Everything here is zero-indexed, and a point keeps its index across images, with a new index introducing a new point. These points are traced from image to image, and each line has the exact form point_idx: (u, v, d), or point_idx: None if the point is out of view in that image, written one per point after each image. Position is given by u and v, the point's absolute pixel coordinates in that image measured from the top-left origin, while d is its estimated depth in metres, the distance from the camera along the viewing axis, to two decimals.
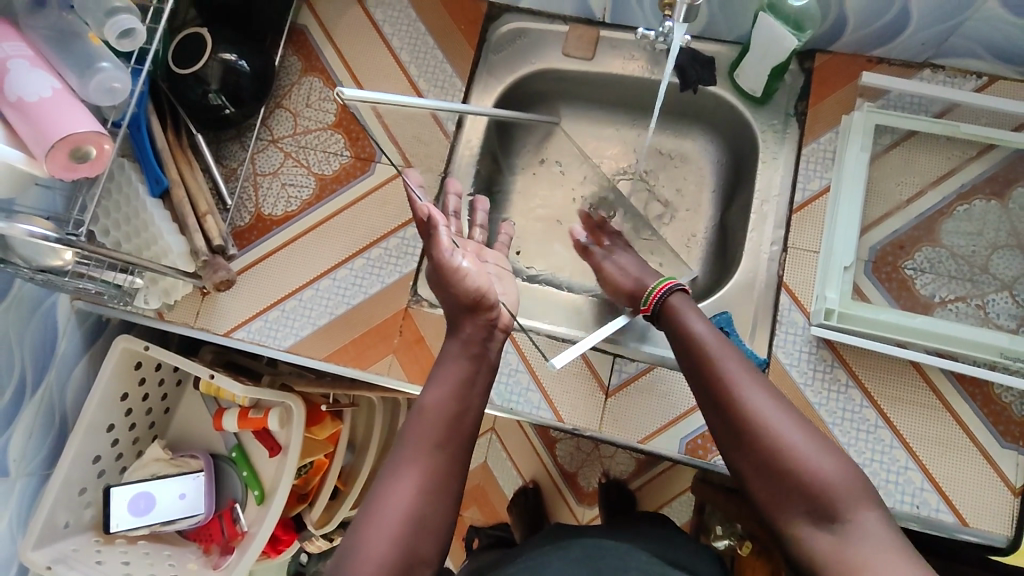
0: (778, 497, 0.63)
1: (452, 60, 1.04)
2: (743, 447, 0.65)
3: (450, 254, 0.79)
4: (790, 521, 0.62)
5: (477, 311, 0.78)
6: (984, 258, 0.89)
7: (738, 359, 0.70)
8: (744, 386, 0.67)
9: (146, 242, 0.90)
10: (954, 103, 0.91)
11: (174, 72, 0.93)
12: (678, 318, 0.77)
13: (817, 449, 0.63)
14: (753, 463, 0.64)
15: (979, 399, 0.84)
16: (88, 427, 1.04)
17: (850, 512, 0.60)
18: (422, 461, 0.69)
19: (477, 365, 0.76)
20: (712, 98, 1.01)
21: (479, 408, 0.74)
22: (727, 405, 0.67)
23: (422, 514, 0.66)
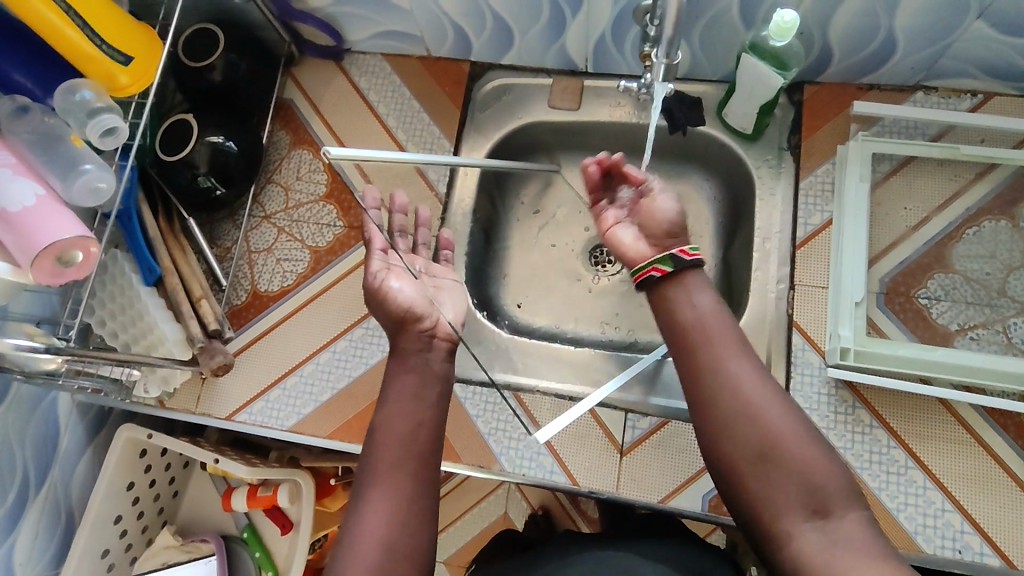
0: (768, 491, 0.66)
1: (438, 121, 1.04)
2: (741, 436, 0.68)
3: (373, 276, 0.86)
4: (780, 515, 0.65)
5: (408, 324, 0.84)
6: (1001, 281, 0.85)
7: (743, 356, 0.73)
8: (751, 381, 0.70)
9: (141, 332, 0.90)
10: (950, 124, 0.89)
11: (162, 159, 0.93)
12: (683, 300, 0.77)
13: (810, 443, 0.67)
14: (750, 452, 0.67)
15: (1012, 431, 0.79)
16: (94, 521, 1.01)
17: (840, 507, 0.64)
18: (388, 480, 0.74)
19: (422, 377, 0.82)
20: (704, 137, 0.95)
21: (431, 418, 0.80)
22: (736, 396, 0.69)
23: (403, 529, 0.71)
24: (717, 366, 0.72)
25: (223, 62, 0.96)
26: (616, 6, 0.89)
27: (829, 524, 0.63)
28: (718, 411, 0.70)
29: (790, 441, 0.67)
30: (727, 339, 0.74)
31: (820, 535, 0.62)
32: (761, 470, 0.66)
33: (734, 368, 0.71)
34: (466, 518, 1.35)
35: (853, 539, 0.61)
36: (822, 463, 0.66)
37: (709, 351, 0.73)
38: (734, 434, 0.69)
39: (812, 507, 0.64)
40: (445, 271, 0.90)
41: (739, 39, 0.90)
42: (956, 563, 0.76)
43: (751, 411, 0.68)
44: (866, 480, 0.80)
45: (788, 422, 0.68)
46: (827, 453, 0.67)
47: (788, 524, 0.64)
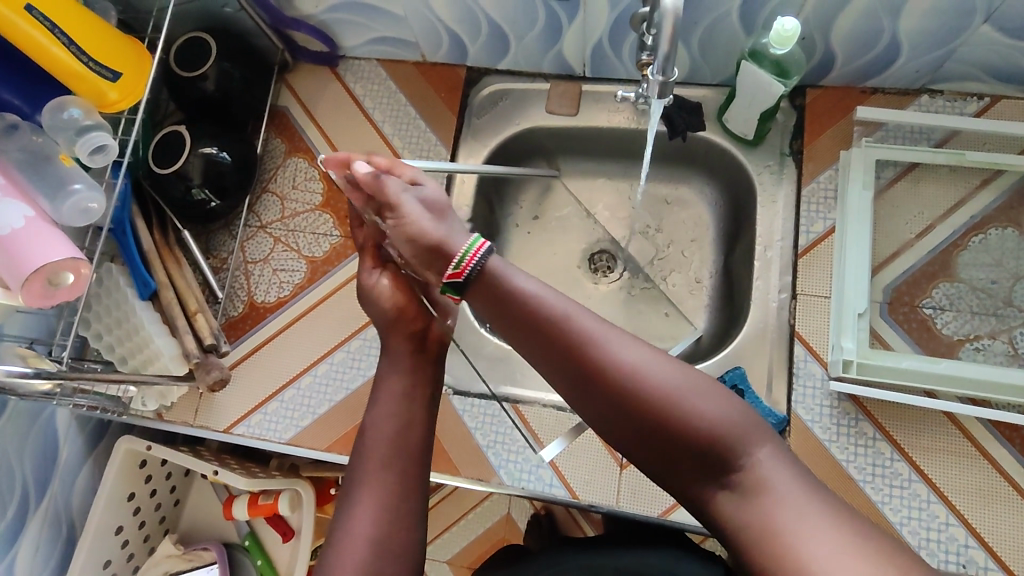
0: (667, 458, 0.62)
1: (434, 128, 1.02)
2: (622, 420, 0.62)
3: (367, 274, 0.83)
4: (694, 484, 0.62)
5: (398, 323, 0.81)
6: (1007, 290, 0.83)
7: (593, 321, 0.64)
8: (609, 350, 0.62)
9: (136, 346, 0.89)
10: (955, 129, 0.87)
11: (155, 171, 0.92)
12: (505, 287, 0.64)
13: (693, 394, 0.61)
14: (633, 431, 0.62)
15: (1018, 444, 0.78)
16: (95, 532, 1.02)
17: (745, 455, 0.60)
18: (373, 481, 0.71)
19: (412, 378, 0.78)
20: (704, 143, 0.98)
21: (421, 416, 0.76)
22: (600, 376, 0.61)
23: (390, 533, 0.68)
24: (569, 348, 0.62)
25: (215, 71, 0.94)
26: (614, 12, 0.87)
27: (737, 478, 0.60)
28: (587, 395, 0.63)
29: (667, 405, 0.60)
30: (575, 314, 0.63)
31: (734, 493, 0.60)
32: (652, 443, 0.62)
33: (588, 346, 0.62)
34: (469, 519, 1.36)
35: (774, 493, 0.58)
36: (708, 415, 0.60)
37: (556, 329, 0.63)
38: (612, 417, 0.63)
39: (715, 466, 0.60)
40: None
41: (739, 44, 0.88)
42: None
43: (618, 388, 0.61)
44: (868, 493, 0.79)
45: (661, 380, 0.61)
46: (716, 405, 0.61)
47: (700, 486, 0.62)
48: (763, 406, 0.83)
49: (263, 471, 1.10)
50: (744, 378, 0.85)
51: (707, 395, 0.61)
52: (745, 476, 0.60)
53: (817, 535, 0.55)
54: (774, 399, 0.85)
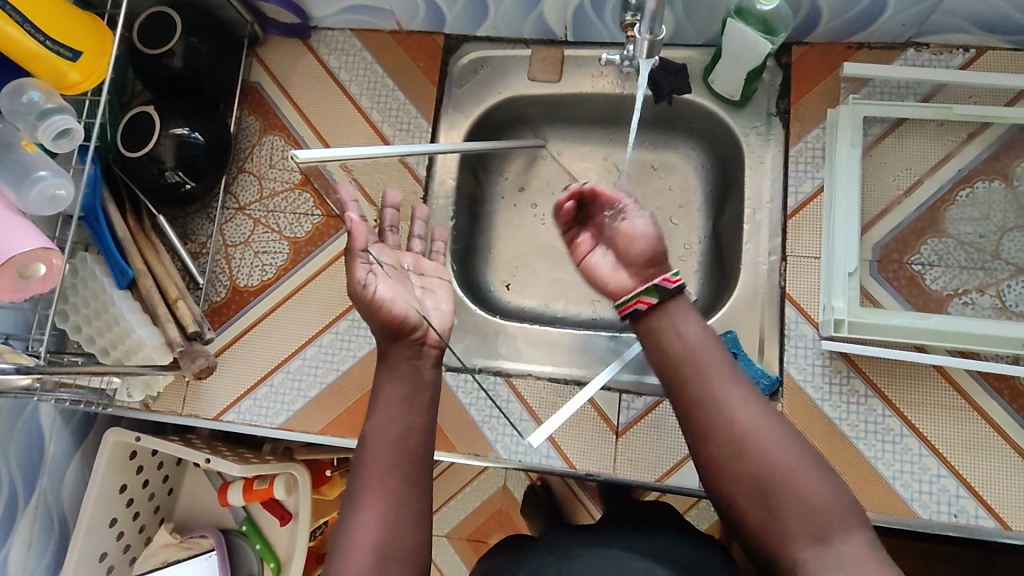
0: (766, 511, 0.66)
1: (414, 100, 0.99)
2: (734, 461, 0.69)
3: (363, 286, 0.75)
4: (787, 547, 0.65)
5: (399, 335, 0.78)
6: (994, 243, 0.84)
7: (735, 382, 0.73)
8: (741, 407, 0.71)
9: (119, 337, 0.87)
10: (941, 83, 0.86)
11: (126, 155, 0.88)
12: (670, 329, 0.77)
13: (803, 461, 0.67)
14: (743, 473, 0.68)
15: (1006, 394, 0.79)
16: (89, 526, 1.00)
17: (837, 528, 0.64)
18: (377, 486, 0.73)
19: (413, 386, 0.80)
20: (689, 106, 0.97)
21: (421, 423, 0.79)
22: (721, 416, 0.71)
23: (395, 533, 0.71)
24: (702, 390, 0.73)
25: (182, 47, 0.90)
26: None
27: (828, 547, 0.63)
28: (711, 436, 0.71)
29: (781, 460, 0.67)
30: (719, 366, 0.74)
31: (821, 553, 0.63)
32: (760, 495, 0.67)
33: (723, 396, 0.72)
34: (468, 489, 1.36)
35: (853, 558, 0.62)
36: (816, 483, 0.66)
37: (698, 374, 0.74)
38: (728, 460, 0.69)
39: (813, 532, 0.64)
40: (433, 268, 0.88)
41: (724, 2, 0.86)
42: (950, 526, 0.77)
43: (734, 432, 0.69)
44: (861, 449, 0.80)
45: (783, 443, 0.68)
46: (830, 482, 0.67)
47: (793, 553, 0.64)
48: (754, 369, 0.83)
49: (256, 456, 1.09)
50: (737, 343, 0.85)
51: (817, 470, 0.67)
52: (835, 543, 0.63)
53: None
54: (767, 360, 0.85)
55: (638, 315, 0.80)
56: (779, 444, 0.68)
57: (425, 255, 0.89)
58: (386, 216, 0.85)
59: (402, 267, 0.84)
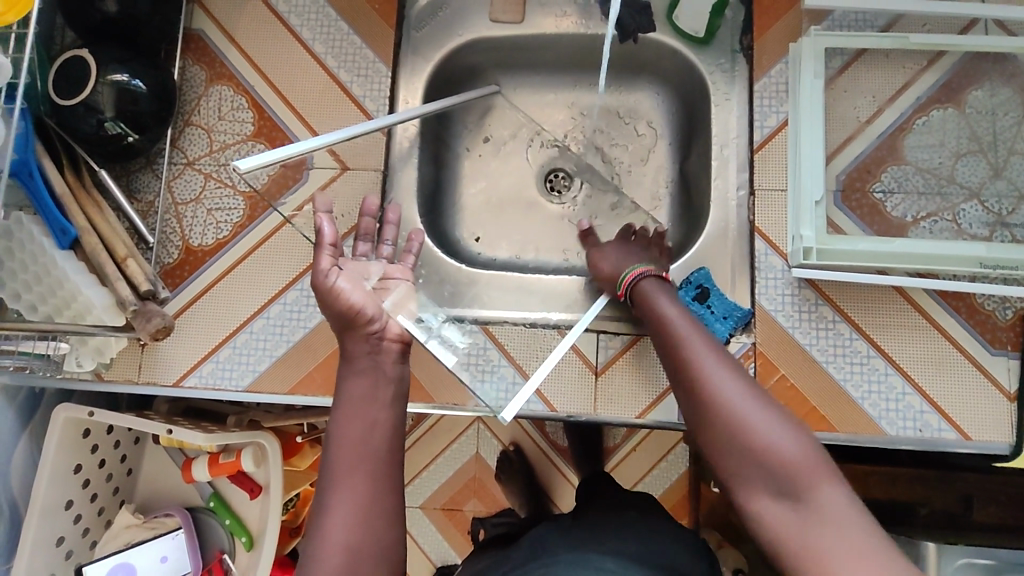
0: (739, 465, 0.64)
1: (372, 44, 0.95)
2: (709, 429, 0.66)
3: (323, 275, 0.77)
4: (750, 492, 0.63)
5: (354, 326, 0.76)
6: (949, 169, 0.87)
7: (717, 359, 0.70)
8: (716, 377, 0.68)
9: (66, 300, 0.81)
10: (898, 13, 0.88)
11: (60, 105, 0.82)
12: (651, 320, 0.78)
13: (776, 423, 0.64)
14: (723, 443, 0.65)
15: (963, 311, 0.82)
16: (42, 509, 0.94)
17: (805, 482, 0.61)
18: (346, 487, 0.66)
19: (375, 379, 0.74)
20: (654, 45, 0.96)
21: (389, 417, 0.72)
22: (701, 394, 0.68)
23: (367, 531, 0.64)
24: (680, 364, 0.72)
25: None
26: None
27: (798, 503, 0.60)
28: (698, 414, 0.68)
29: (751, 416, 0.64)
30: (699, 340, 0.73)
31: (784, 505, 0.61)
32: (741, 470, 0.63)
33: (698, 361, 0.70)
34: (440, 459, 1.34)
35: (825, 515, 0.59)
36: (786, 444, 0.62)
37: (672, 342, 0.74)
38: (707, 429, 0.67)
39: (778, 484, 0.61)
40: (400, 270, 0.86)
41: None
42: (916, 441, 0.80)
43: (707, 389, 0.68)
44: (831, 373, 0.83)
45: (745, 405, 0.65)
46: (803, 439, 0.63)
47: (756, 501, 0.62)
48: (726, 303, 0.85)
49: (221, 428, 1.03)
50: (708, 278, 0.88)
51: (789, 424, 0.64)
52: (807, 500, 0.60)
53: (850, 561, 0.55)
54: (738, 296, 0.87)
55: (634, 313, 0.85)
56: (752, 400, 0.66)
57: (394, 259, 0.87)
58: (362, 224, 0.87)
59: (369, 273, 0.82)
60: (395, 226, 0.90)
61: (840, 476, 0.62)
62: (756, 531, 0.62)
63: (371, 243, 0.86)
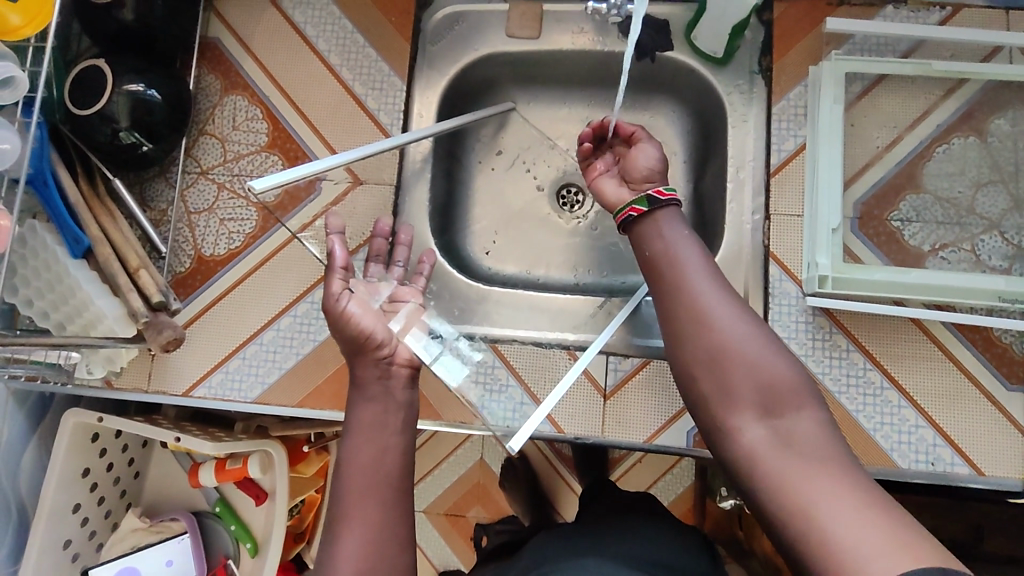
0: (722, 385, 0.60)
1: (387, 57, 0.94)
2: (695, 345, 0.62)
3: (334, 299, 0.77)
4: (731, 414, 0.59)
5: (364, 350, 0.75)
6: (969, 199, 0.85)
7: (709, 274, 0.66)
8: (711, 297, 0.63)
9: (78, 309, 0.81)
10: (920, 39, 0.87)
11: (75, 114, 0.82)
12: (653, 232, 0.70)
13: (769, 349, 0.60)
14: (707, 361, 0.61)
15: (979, 344, 0.81)
16: (50, 512, 0.95)
17: (791, 407, 0.57)
18: (358, 515, 0.65)
19: (385, 406, 0.74)
20: (671, 64, 0.96)
21: (399, 443, 0.71)
22: (689, 307, 0.63)
23: (378, 561, 0.63)
24: (674, 280, 0.66)
25: None
26: None
27: (780, 424, 0.57)
28: (685, 330, 0.63)
29: (741, 339, 0.61)
30: (698, 260, 0.67)
31: (764, 427, 0.57)
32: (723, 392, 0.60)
33: (694, 280, 0.65)
34: (444, 466, 1.34)
35: (806, 440, 0.55)
36: (776, 369, 0.59)
37: (669, 256, 0.68)
38: (694, 345, 0.62)
39: (762, 405, 0.58)
40: (412, 292, 0.85)
41: None
42: (928, 474, 0.79)
43: (699, 307, 0.63)
44: (843, 403, 0.82)
45: (739, 330, 0.61)
46: (795, 369, 0.60)
47: (735, 420, 0.58)
48: None
49: (229, 435, 1.04)
50: None
51: (780, 353, 0.61)
52: (789, 422, 0.57)
53: (833, 488, 0.51)
54: None
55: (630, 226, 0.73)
56: (744, 323, 0.62)
57: (407, 280, 0.87)
58: (373, 244, 0.86)
59: (379, 294, 0.81)
60: (407, 247, 0.89)
61: (824, 408, 0.59)
62: (728, 456, 0.59)
63: (383, 264, 0.86)
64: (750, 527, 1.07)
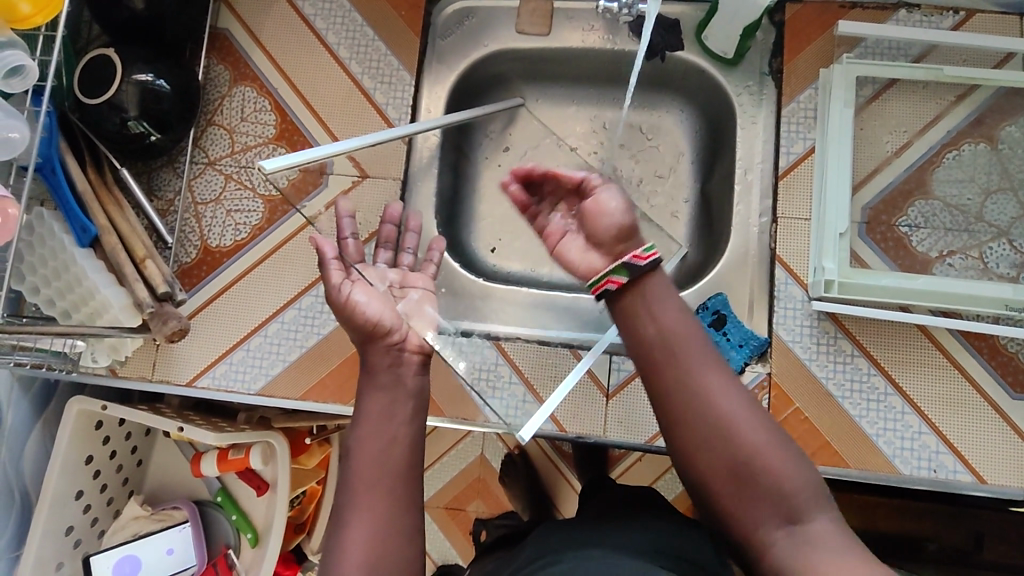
0: (746, 502, 0.64)
1: (396, 51, 0.94)
2: (711, 455, 0.65)
3: (337, 289, 0.78)
4: (757, 525, 0.63)
5: (375, 337, 0.76)
6: (978, 206, 0.85)
7: (717, 370, 0.68)
8: (723, 400, 0.67)
9: (84, 297, 0.82)
10: (933, 44, 0.86)
11: (84, 103, 0.82)
12: (646, 316, 0.72)
13: (779, 448, 0.65)
14: (726, 475, 0.64)
15: (986, 352, 0.81)
16: (53, 498, 0.95)
17: (807, 510, 0.62)
18: (366, 501, 0.67)
19: (394, 395, 0.74)
20: (681, 64, 0.95)
21: (408, 433, 0.73)
22: (709, 420, 0.66)
23: (386, 547, 0.65)
24: (676, 377, 0.68)
25: None
26: None
27: (799, 529, 0.61)
28: (704, 455, 0.66)
29: (745, 428, 0.65)
30: (702, 352, 0.69)
31: (786, 531, 0.61)
32: (742, 491, 0.64)
33: (700, 377, 0.68)
34: (444, 460, 1.34)
35: (821, 536, 0.60)
36: (790, 474, 0.63)
37: (673, 354, 0.69)
38: (706, 452, 0.66)
39: (784, 514, 0.62)
40: (420, 278, 0.86)
41: None
42: (931, 482, 0.79)
43: (712, 415, 0.66)
44: (846, 408, 0.82)
45: (750, 435, 0.65)
46: (804, 469, 0.64)
47: (757, 522, 0.63)
48: (743, 330, 0.85)
49: (231, 425, 1.04)
50: (725, 304, 0.87)
51: (787, 448, 0.65)
52: (808, 525, 0.61)
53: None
54: (756, 323, 0.87)
55: (609, 296, 0.75)
56: (753, 420, 0.66)
57: (416, 267, 0.87)
58: (382, 231, 0.86)
59: (386, 279, 0.83)
60: (416, 234, 0.89)
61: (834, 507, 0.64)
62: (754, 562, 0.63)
63: (392, 251, 0.86)
64: None
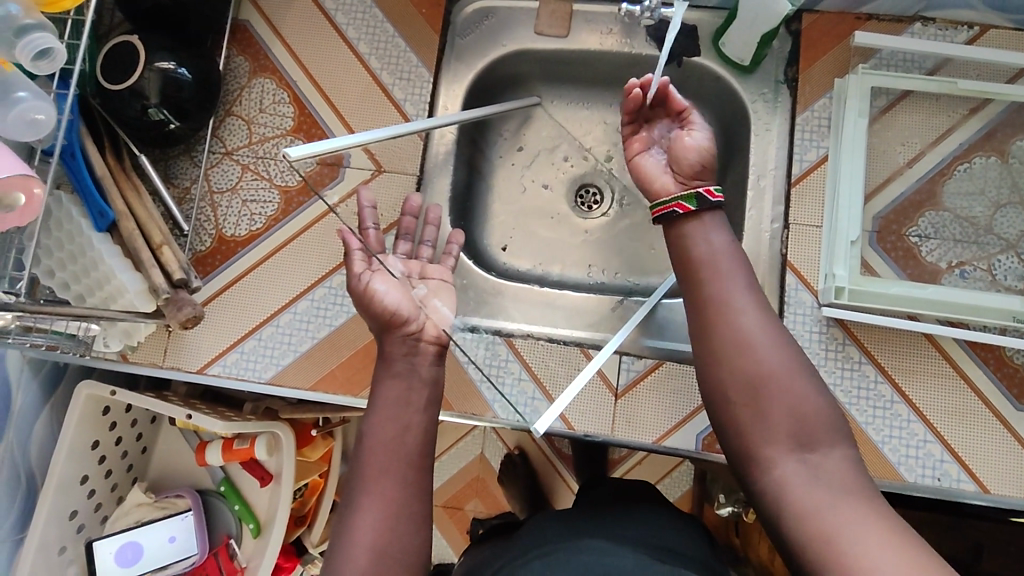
0: (758, 418, 0.60)
1: (416, 50, 0.96)
2: (732, 371, 0.62)
3: (357, 279, 0.79)
4: (766, 445, 0.59)
5: (392, 327, 0.77)
6: (987, 218, 0.86)
7: (750, 292, 0.65)
8: (752, 325, 0.63)
9: (100, 281, 0.82)
10: (946, 57, 0.87)
11: (106, 88, 0.83)
12: (698, 235, 0.68)
13: (807, 383, 0.61)
14: (746, 388, 0.61)
15: (991, 363, 0.82)
16: (59, 482, 0.96)
17: (823, 441, 0.58)
18: (378, 484, 0.67)
19: (409, 383, 0.75)
20: (698, 70, 0.93)
21: (421, 420, 0.73)
22: (734, 339, 0.63)
23: (396, 532, 0.65)
24: (715, 295, 0.65)
25: None
26: None
27: (810, 455, 0.58)
28: (735, 369, 0.62)
29: (781, 371, 0.61)
30: (738, 273, 0.66)
31: (800, 463, 0.58)
32: (752, 400, 0.61)
33: (735, 303, 0.64)
34: (444, 458, 1.35)
35: (838, 477, 0.57)
36: (817, 405, 0.60)
37: (704, 267, 0.67)
38: (726, 363, 0.62)
39: (796, 436, 0.58)
40: (439, 271, 0.85)
41: None
42: (934, 489, 0.80)
43: (737, 335, 0.63)
44: (853, 414, 0.82)
45: (775, 358, 0.61)
46: (827, 398, 0.61)
47: (771, 451, 0.59)
48: None
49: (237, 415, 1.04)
50: None
51: (816, 385, 0.61)
52: (822, 457, 0.58)
53: (854, 510, 0.54)
54: None
55: (671, 219, 0.70)
56: (786, 352, 0.62)
57: (434, 261, 0.86)
58: (402, 222, 0.86)
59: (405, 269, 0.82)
60: (435, 228, 0.88)
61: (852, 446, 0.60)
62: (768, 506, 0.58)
63: (411, 243, 0.85)
64: (749, 534, 1.08)
